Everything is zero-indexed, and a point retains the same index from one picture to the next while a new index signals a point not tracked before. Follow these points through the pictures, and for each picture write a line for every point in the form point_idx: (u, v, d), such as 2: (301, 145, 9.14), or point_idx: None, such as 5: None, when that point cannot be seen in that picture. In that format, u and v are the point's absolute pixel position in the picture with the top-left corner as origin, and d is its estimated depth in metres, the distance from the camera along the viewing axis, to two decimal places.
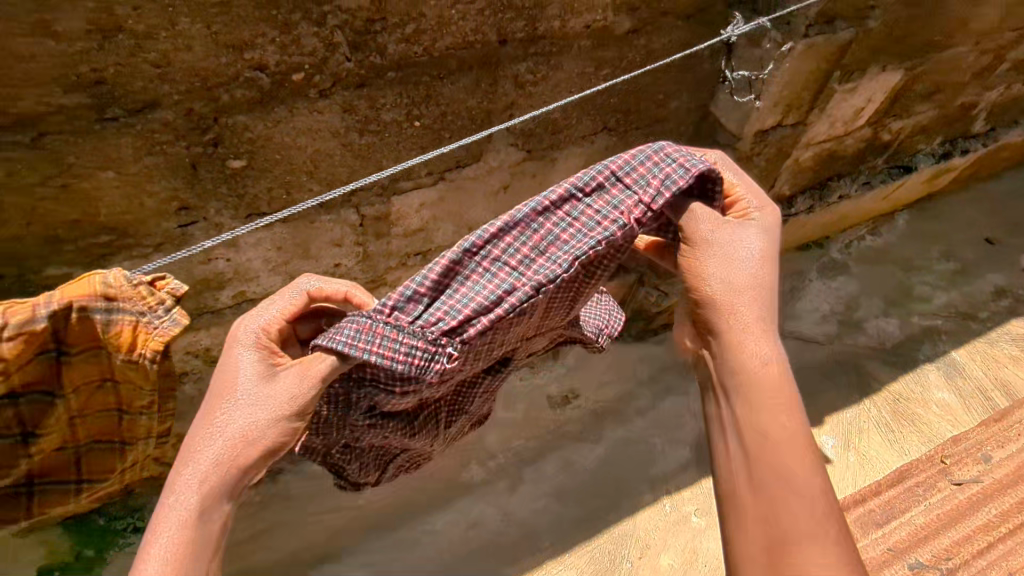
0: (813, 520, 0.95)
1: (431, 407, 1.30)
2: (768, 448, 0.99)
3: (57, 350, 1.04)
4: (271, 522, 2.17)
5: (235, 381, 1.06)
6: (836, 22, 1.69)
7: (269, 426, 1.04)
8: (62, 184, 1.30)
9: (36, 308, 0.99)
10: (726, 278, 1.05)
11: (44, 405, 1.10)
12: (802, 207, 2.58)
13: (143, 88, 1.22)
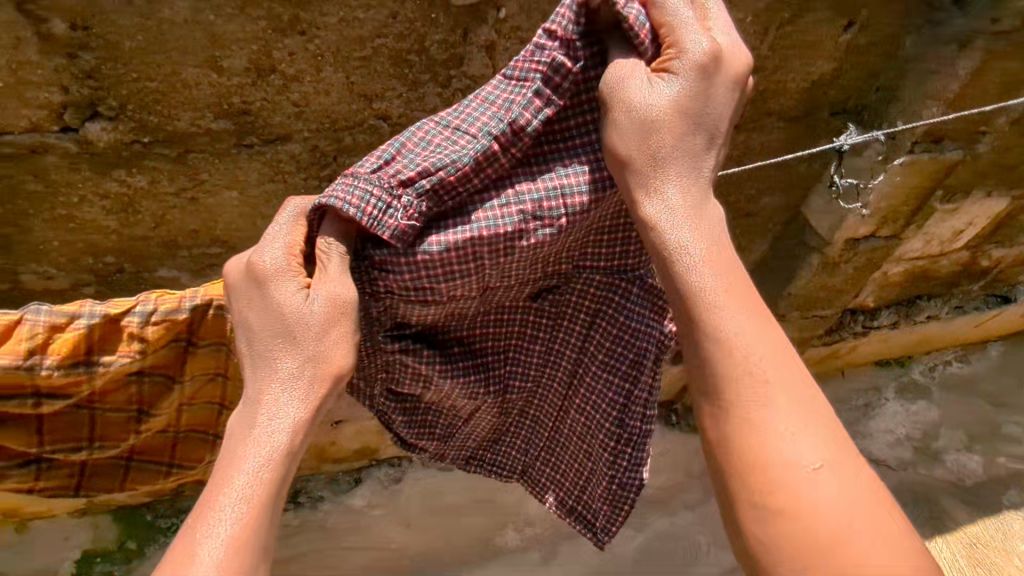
0: (804, 440, 0.78)
1: (475, 342, 1.13)
2: (734, 373, 0.80)
3: (189, 340, 1.11)
4: (305, 548, 2.19)
5: (271, 312, 0.87)
6: (944, 142, 1.68)
7: (332, 351, 0.88)
8: (191, 197, 1.44)
9: (182, 299, 1.07)
10: (652, 147, 0.85)
11: (161, 387, 1.17)
12: (886, 320, 2.50)
13: (280, 122, 1.36)
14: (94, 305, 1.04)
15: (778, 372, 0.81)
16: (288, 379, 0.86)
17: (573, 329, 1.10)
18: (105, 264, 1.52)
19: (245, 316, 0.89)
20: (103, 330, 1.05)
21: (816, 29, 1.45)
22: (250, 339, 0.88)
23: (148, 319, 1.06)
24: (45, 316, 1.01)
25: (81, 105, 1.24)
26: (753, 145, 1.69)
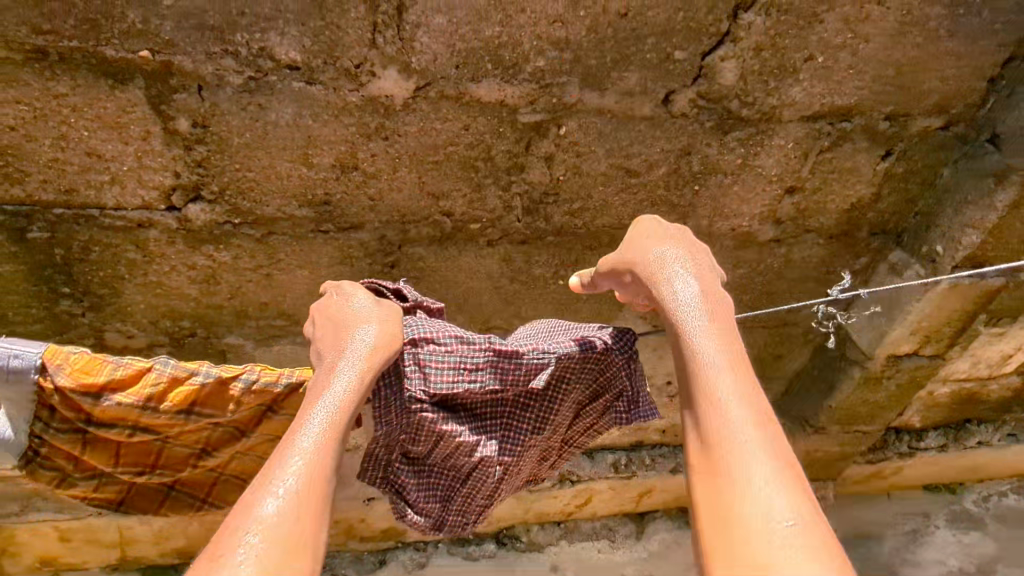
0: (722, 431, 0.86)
1: (479, 420, 1.21)
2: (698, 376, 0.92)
3: (271, 408, 1.23)
4: None
5: (339, 314, 1.09)
6: (985, 268, 1.67)
7: (390, 328, 1.06)
8: (266, 274, 1.58)
9: (280, 375, 1.19)
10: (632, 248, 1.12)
11: (230, 437, 1.28)
12: (933, 442, 2.43)
13: (355, 213, 1.50)
14: (210, 366, 1.15)
15: (760, 416, 0.88)
16: (354, 350, 1.00)
17: (560, 402, 1.21)
18: (180, 327, 1.65)
19: (315, 330, 1.12)
20: (211, 389, 1.16)
21: (856, 156, 1.55)
22: (317, 341, 1.08)
23: (248, 385, 1.17)
24: (171, 368, 1.13)
25: (188, 188, 1.40)
26: (793, 258, 1.76)
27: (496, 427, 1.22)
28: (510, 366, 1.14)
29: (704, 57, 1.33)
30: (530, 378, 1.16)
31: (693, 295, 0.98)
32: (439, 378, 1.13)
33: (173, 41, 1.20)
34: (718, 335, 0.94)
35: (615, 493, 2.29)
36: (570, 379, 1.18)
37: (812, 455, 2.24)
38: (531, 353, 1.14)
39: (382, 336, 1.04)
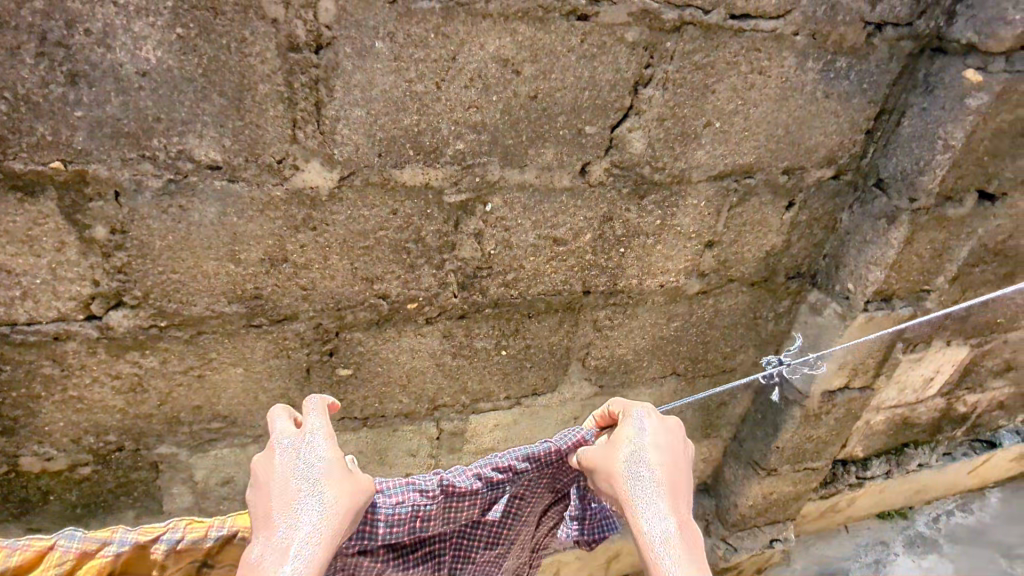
0: None
1: (432, 545, 1.34)
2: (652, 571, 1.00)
3: (207, 563, 1.19)
4: None
5: (289, 468, 1.08)
6: (894, 300, 1.80)
7: (346, 490, 1.07)
8: (197, 375, 1.52)
9: (211, 528, 1.18)
10: (601, 448, 1.18)
11: None
12: (878, 470, 2.50)
13: (288, 305, 1.48)
14: (125, 532, 1.12)
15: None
16: (297, 537, 0.99)
17: (515, 515, 1.36)
18: (105, 443, 1.56)
19: (260, 477, 1.09)
20: (129, 556, 1.12)
21: (762, 209, 1.66)
22: (261, 494, 1.07)
23: (175, 546, 1.15)
24: (79, 543, 1.08)
25: (108, 296, 1.35)
26: (722, 308, 1.84)
27: (444, 546, 1.35)
28: (459, 501, 1.26)
29: (612, 130, 1.43)
30: (487, 502, 1.29)
31: (657, 504, 1.06)
32: (390, 532, 1.21)
33: (86, 149, 1.19)
34: (678, 546, 1.01)
35: (582, 563, 2.24)
36: (517, 500, 1.33)
37: (768, 499, 2.27)
38: (485, 481, 1.26)
39: (337, 497, 1.05)
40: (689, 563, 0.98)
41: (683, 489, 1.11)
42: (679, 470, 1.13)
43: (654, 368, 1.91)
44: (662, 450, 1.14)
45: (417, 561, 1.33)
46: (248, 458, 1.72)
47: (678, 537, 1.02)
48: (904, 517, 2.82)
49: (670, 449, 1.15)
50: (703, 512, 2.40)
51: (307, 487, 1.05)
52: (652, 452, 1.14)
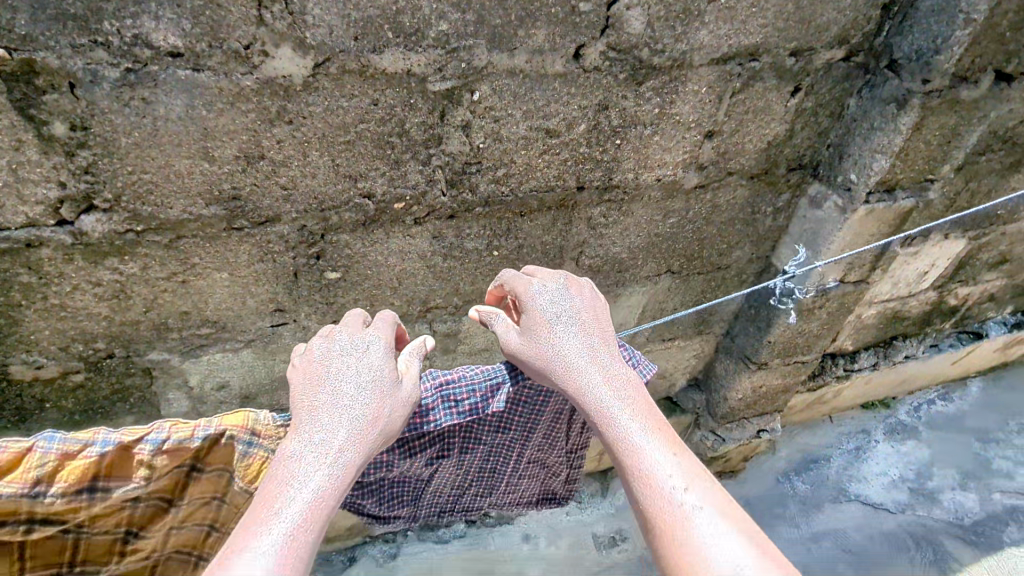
0: (631, 451, 1.12)
1: (442, 436, 1.33)
2: (612, 429, 1.14)
3: (196, 466, 1.19)
4: None
5: (343, 366, 1.15)
6: (896, 191, 1.75)
7: (389, 403, 1.13)
8: (181, 281, 1.48)
9: (196, 428, 1.16)
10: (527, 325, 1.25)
11: (159, 507, 1.20)
12: (866, 363, 2.55)
13: (269, 206, 1.42)
14: (107, 433, 1.11)
15: (650, 423, 1.16)
16: (338, 438, 1.06)
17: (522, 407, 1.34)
18: (94, 350, 1.54)
19: (312, 371, 1.16)
20: (112, 457, 1.11)
21: (767, 95, 1.57)
22: (313, 384, 1.13)
23: (160, 447, 1.14)
24: (59, 444, 1.07)
25: (77, 200, 1.28)
26: (719, 202, 1.79)
27: (456, 438, 1.35)
28: (460, 395, 1.28)
29: (608, 7, 1.31)
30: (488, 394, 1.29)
31: (594, 368, 1.20)
32: None
33: (31, 35, 1.08)
34: (623, 400, 1.17)
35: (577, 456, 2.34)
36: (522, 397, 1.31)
37: (757, 392, 2.32)
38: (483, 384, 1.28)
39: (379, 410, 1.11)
40: (635, 409, 1.16)
41: (607, 340, 1.27)
42: (610, 347, 1.26)
43: (649, 266, 1.89)
44: (590, 330, 1.25)
45: (426, 453, 1.34)
46: (242, 363, 1.71)
47: (619, 393, 1.18)
48: (887, 407, 2.91)
49: (587, 311, 1.28)
50: (694, 405, 2.45)
51: (356, 389, 1.11)
52: (574, 320, 1.25)
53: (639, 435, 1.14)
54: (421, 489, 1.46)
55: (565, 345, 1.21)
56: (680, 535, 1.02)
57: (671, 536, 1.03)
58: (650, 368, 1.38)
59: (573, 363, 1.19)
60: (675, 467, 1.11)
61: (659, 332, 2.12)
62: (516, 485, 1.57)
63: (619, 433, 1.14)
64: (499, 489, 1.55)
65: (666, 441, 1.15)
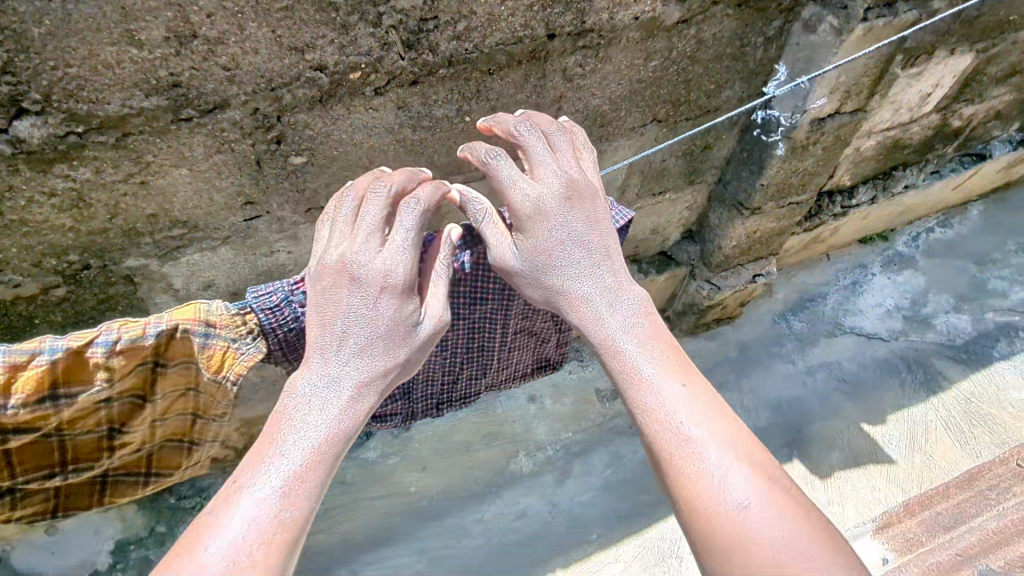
0: (642, 381, 1.15)
1: None
2: (620, 359, 1.18)
3: (158, 361, 1.21)
4: (333, 503, 2.28)
5: (371, 309, 1.15)
6: (895, 4, 1.63)
7: (410, 348, 1.18)
8: (140, 182, 1.41)
9: (147, 326, 1.15)
10: (541, 253, 1.25)
11: (135, 405, 1.29)
12: (864, 197, 2.48)
13: (214, 90, 1.30)
14: (54, 341, 1.10)
15: (666, 354, 1.19)
16: (349, 388, 1.12)
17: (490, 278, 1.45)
18: (69, 263, 1.50)
19: (336, 305, 1.15)
20: (65, 363, 1.12)
21: None
22: (331, 323, 1.14)
23: (115, 348, 1.14)
24: (6, 358, 1.06)
25: (3, 104, 1.18)
26: (705, 38, 1.64)
27: None
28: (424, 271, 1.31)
29: None
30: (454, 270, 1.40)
31: (605, 301, 1.23)
32: None
33: None
34: (633, 332, 1.20)
35: None
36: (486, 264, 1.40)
37: (752, 238, 2.28)
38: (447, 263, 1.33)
39: (404, 355, 1.18)
40: (644, 341, 1.19)
41: (619, 271, 1.27)
42: (612, 271, 1.26)
43: (633, 117, 1.78)
44: (601, 259, 1.26)
45: None
46: (224, 261, 1.68)
47: (630, 326, 1.21)
48: (885, 240, 2.90)
49: (607, 241, 1.27)
50: (689, 258, 2.44)
51: (375, 340, 1.15)
52: (588, 250, 1.26)
53: (648, 365, 1.16)
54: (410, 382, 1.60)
55: (573, 277, 1.24)
56: (688, 465, 1.06)
57: (676, 466, 1.07)
58: (628, 213, 1.51)
59: (582, 297, 1.24)
60: (688, 397, 1.12)
61: (649, 186, 2.05)
62: (497, 363, 1.73)
63: (625, 362, 1.18)
64: (481, 369, 1.72)
65: (679, 372, 1.17)
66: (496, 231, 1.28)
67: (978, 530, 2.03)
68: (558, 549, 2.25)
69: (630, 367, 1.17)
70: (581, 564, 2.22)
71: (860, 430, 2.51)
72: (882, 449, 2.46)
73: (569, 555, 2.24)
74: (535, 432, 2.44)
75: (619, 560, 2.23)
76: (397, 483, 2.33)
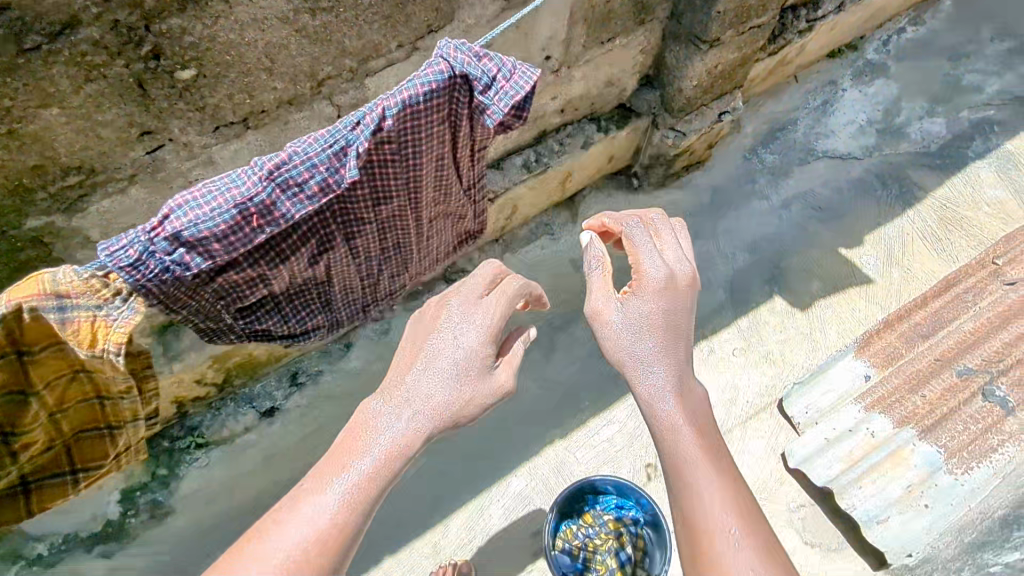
0: (682, 417, 1.17)
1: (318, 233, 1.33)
2: (661, 397, 1.19)
3: (20, 352, 1.10)
4: (316, 422, 2.15)
5: (455, 347, 1.20)
6: None
7: (480, 390, 1.19)
8: (6, 130, 1.21)
9: None
10: (634, 304, 1.25)
11: (19, 401, 1.18)
12: (830, 6, 2.24)
13: (54, 6, 1.07)
14: None
15: (697, 412, 1.20)
16: (417, 426, 1.13)
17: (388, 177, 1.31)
18: None
19: (427, 346, 1.21)
20: None
21: None
22: (421, 362, 1.20)
23: None
24: None
25: None
26: None
27: (331, 226, 1.35)
28: (306, 179, 1.16)
29: None
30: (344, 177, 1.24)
31: (656, 349, 1.22)
32: (238, 228, 1.15)
33: None
34: (676, 374, 1.21)
35: (538, 192, 2.25)
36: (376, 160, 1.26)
37: (714, 74, 2.10)
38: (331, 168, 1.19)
39: (476, 397, 1.18)
40: (680, 388, 1.20)
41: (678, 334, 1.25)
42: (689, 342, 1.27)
43: None
44: (669, 326, 1.24)
45: (309, 252, 1.35)
46: (140, 202, 1.51)
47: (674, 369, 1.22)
48: (856, 50, 2.69)
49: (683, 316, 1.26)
50: (649, 107, 2.25)
51: (458, 391, 1.18)
52: (675, 311, 1.25)
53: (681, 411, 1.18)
54: (331, 291, 1.54)
55: (637, 316, 1.24)
56: (713, 511, 1.08)
57: (699, 509, 1.09)
58: (535, 71, 1.22)
59: (645, 342, 1.22)
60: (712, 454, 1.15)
61: (596, 36, 1.84)
62: (420, 249, 1.67)
63: (671, 397, 1.19)
64: (406, 261, 1.66)
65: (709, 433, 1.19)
66: (601, 281, 1.30)
67: (955, 333, 2.08)
68: (556, 422, 2.21)
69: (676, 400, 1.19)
70: (577, 434, 2.20)
71: (838, 257, 2.48)
72: (860, 270, 2.46)
73: (565, 428, 2.21)
74: (515, 314, 2.35)
75: (615, 422, 2.21)
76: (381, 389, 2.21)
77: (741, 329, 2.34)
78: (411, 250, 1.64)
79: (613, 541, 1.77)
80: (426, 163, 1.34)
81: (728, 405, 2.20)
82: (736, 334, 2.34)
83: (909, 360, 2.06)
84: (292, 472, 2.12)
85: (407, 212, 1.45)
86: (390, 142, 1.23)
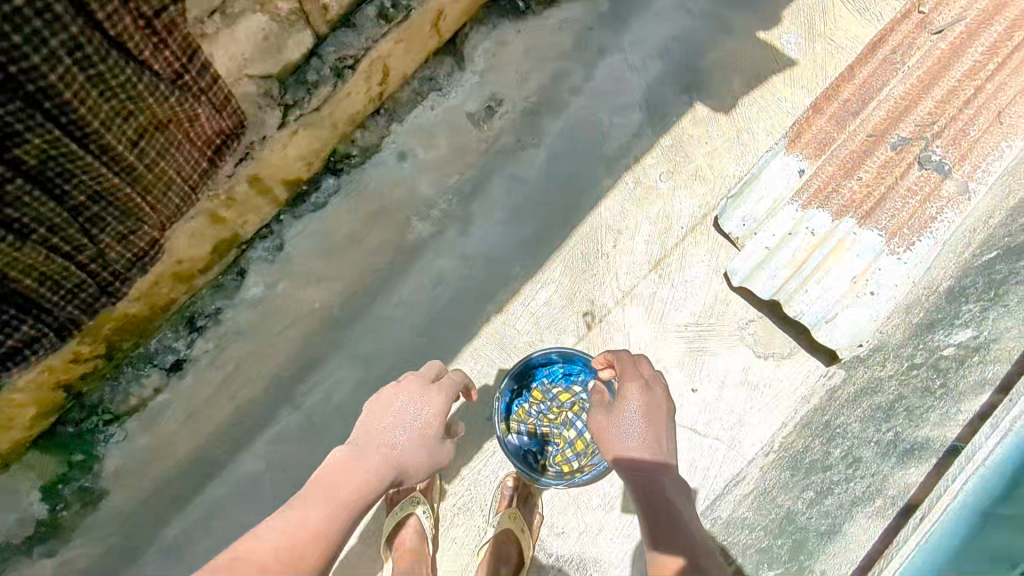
0: (654, 472, 1.38)
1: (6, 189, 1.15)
2: (643, 467, 1.38)
3: None
4: (235, 362, 1.95)
5: (394, 406, 1.56)
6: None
7: (433, 459, 1.55)
8: None
9: None
10: (623, 433, 1.42)
11: None
12: None
13: None
14: None
15: (683, 493, 1.40)
16: (384, 445, 1.50)
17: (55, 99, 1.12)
18: None
19: (388, 418, 1.53)
20: None
21: None
22: (384, 432, 1.51)
23: None
24: None
25: None
26: None
27: (28, 177, 1.17)
28: None
29: None
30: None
31: (649, 451, 1.40)
32: None
33: None
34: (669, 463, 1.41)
35: (406, 43, 1.86)
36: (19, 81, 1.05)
37: None
38: None
39: (409, 460, 1.50)
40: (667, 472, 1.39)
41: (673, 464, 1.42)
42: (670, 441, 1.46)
43: None
44: (658, 439, 1.43)
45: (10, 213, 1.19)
46: None
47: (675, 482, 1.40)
48: None
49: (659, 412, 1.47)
50: None
51: (405, 422, 1.53)
52: (666, 450, 1.42)
53: (658, 481, 1.37)
54: (50, 247, 1.31)
55: (632, 445, 1.41)
56: (668, 541, 1.29)
57: (655, 537, 1.31)
58: None
59: (631, 444, 1.41)
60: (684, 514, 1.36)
61: None
62: (161, 180, 1.43)
63: (648, 466, 1.38)
64: (169, 185, 1.46)
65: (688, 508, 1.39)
66: (597, 410, 1.53)
67: (886, 102, 1.90)
68: (487, 298, 2.06)
69: (652, 459, 1.39)
70: (511, 307, 2.06)
71: (757, 42, 2.21)
72: (779, 53, 2.21)
73: (498, 302, 2.06)
74: (419, 191, 2.08)
75: (549, 283, 2.06)
76: (294, 311, 2.00)
77: (664, 150, 2.13)
78: (175, 182, 1.47)
79: (567, 411, 1.77)
80: (109, 54, 1.14)
81: (663, 236, 2.06)
82: (660, 156, 2.13)
83: (842, 142, 1.89)
84: (223, 420, 1.95)
85: (125, 123, 1.25)
86: (9, 42, 1.00)
